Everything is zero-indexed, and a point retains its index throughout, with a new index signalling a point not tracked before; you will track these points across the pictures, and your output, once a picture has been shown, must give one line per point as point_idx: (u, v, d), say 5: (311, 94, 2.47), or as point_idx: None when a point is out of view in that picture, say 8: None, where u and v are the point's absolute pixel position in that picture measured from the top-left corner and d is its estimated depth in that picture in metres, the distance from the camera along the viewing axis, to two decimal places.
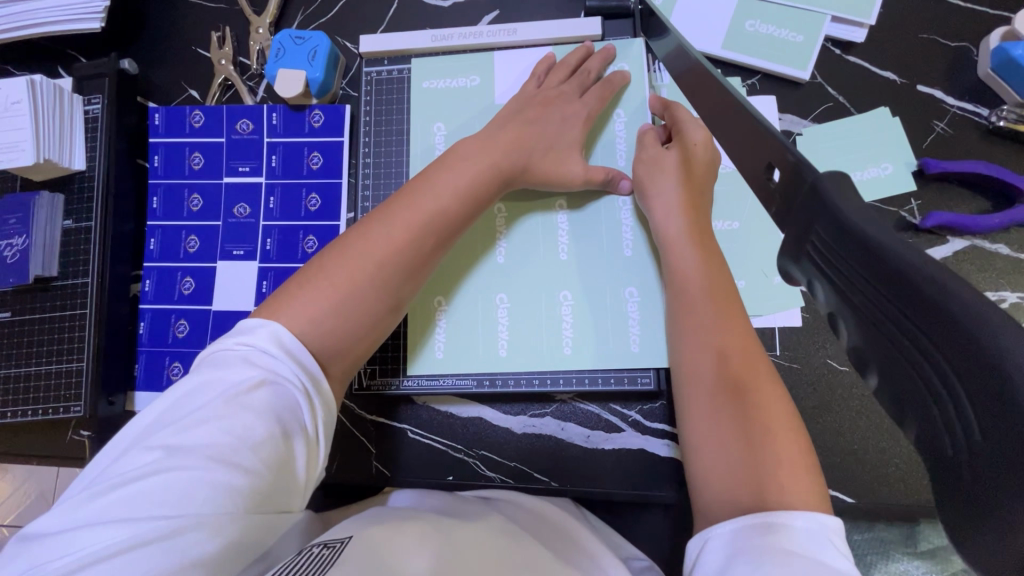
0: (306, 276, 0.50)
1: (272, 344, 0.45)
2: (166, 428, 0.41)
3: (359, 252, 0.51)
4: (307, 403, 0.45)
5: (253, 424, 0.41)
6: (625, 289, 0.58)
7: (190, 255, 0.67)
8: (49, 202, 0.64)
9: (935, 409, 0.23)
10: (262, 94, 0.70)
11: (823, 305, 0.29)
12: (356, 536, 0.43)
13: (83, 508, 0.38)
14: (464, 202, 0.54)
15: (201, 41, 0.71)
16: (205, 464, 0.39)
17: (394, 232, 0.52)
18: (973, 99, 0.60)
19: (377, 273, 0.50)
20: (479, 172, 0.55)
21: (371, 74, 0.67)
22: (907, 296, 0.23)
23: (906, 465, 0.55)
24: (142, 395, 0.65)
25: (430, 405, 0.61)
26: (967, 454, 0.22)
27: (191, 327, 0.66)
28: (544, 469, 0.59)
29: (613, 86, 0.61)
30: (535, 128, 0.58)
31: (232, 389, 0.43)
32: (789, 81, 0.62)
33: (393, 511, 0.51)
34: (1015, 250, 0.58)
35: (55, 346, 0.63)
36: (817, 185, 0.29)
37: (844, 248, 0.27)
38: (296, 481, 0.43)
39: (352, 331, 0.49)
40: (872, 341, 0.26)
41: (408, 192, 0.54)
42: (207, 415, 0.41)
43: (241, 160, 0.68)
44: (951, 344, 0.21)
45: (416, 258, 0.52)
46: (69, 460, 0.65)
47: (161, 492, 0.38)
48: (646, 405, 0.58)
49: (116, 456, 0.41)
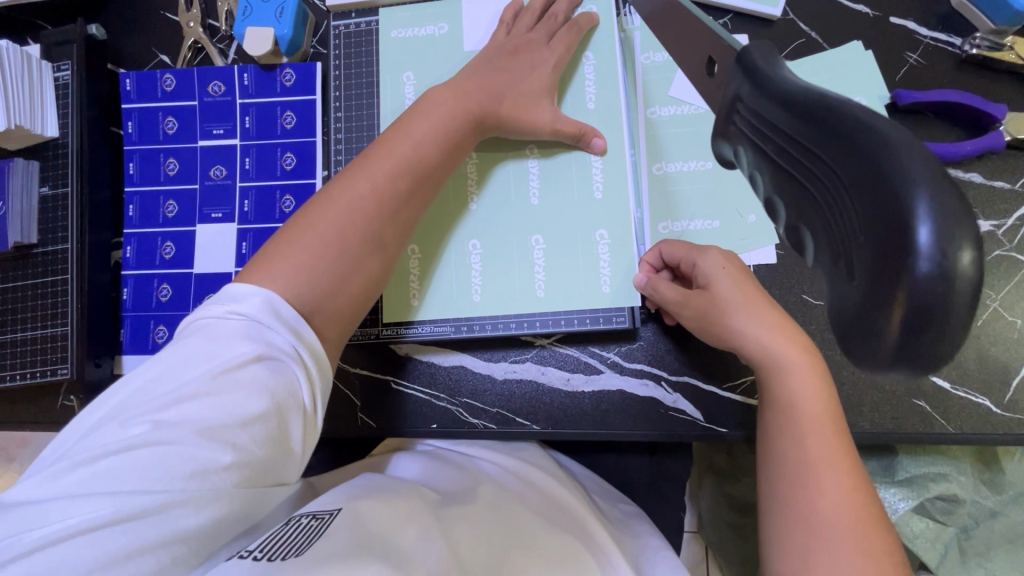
0: (288, 235, 0.50)
1: (268, 315, 0.45)
2: (153, 401, 0.41)
3: (339, 203, 0.51)
4: (304, 379, 0.45)
5: (245, 400, 0.41)
6: (596, 232, 0.59)
7: (169, 220, 0.67)
8: (24, 168, 0.64)
9: (831, 243, 0.22)
10: (233, 56, 0.69)
11: (747, 168, 0.28)
12: (344, 508, 0.47)
13: (61, 478, 0.37)
14: (440, 153, 0.54)
15: (167, 4, 0.70)
16: (195, 442, 0.39)
17: (372, 182, 0.52)
18: (946, 29, 0.60)
19: (363, 224, 0.51)
20: (454, 121, 0.55)
21: (339, 28, 0.66)
22: (823, 135, 0.22)
23: (882, 395, 0.55)
24: (129, 358, 0.66)
25: (410, 355, 0.61)
26: (845, 275, 0.21)
27: (174, 291, 0.66)
28: (526, 414, 0.59)
29: (580, 29, 0.60)
30: (504, 74, 0.58)
31: (223, 364, 0.42)
32: (760, 19, 0.62)
33: (381, 480, 0.55)
34: (989, 178, 0.58)
35: (40, 312, 0.64)
36: (751, 63, 0.28)
37: (768, 102, 0.26)
38: (288, 455, 0.44)
39: (350, 285, 0.51)
40: (782, 184, 0.25)
41: (384, 143, 0.54)
42: (196, 389, 0.41)
43: (215, 123, 0.68)
44: (855, 170, 0.20)
45: (395, 206, 0.53)
46: (61, 425, 0.66)
47: (147, 465, 0.38)
48: (624, 346, 0.59)
49: (98, 425, 0.40)
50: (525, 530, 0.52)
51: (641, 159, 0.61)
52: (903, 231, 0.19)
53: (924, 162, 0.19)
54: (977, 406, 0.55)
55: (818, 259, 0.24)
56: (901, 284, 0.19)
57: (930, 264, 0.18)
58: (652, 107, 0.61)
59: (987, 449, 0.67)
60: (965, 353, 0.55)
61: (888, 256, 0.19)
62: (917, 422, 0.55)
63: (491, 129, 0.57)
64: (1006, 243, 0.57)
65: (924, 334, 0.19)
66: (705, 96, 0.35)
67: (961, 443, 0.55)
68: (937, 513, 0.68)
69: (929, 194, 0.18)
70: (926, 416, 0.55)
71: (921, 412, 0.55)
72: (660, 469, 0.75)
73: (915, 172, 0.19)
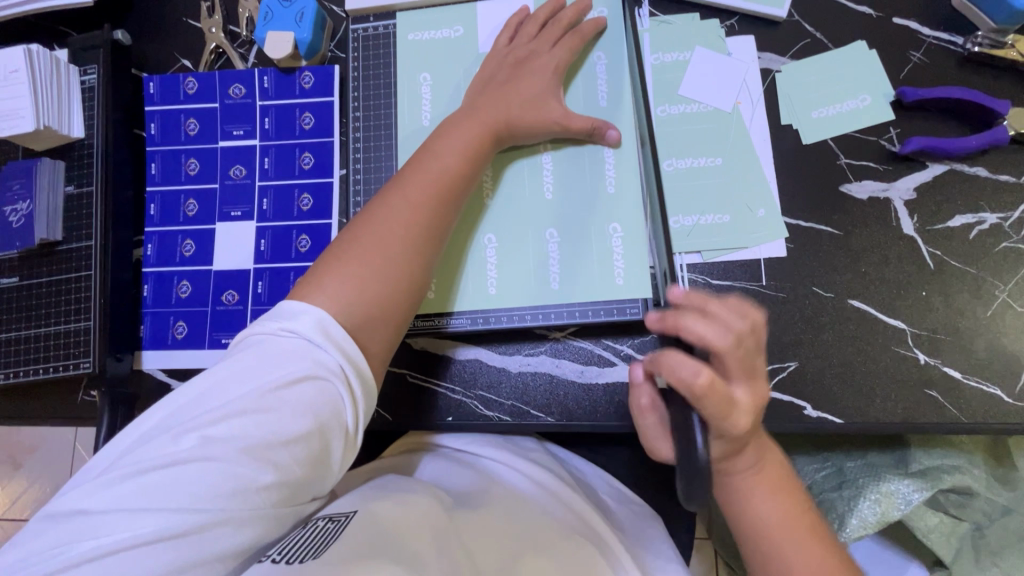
0: (335, 251, 0.52)
1: (317, 333, 0.46)
2: (200, 416, 0.42)
3: (383, 220, 0.53)
4: (350, 400, 0.46)
5: (289, 419, 0.42)
6: (609, 225, 0.60)
7: (190, 218, 0.69)
8: (50, 167, 0.66)
9: None
10: (253, 60, 0.71)
11: None
12: (360, 509, 0.48)
13: (109, 489, 0.39)
14: (469, 167, 0.56)
15: (190, 11, 0.72)
16: (243, 460, 0.40)
17: (413, 200, 0.54)
18: (948, 28, 0.61)
19: (405, 236, 0.53)
20: (481, 138, 0.57)
21: (357, 31, 0.68)
22: None
23: (893, 385, 0.56)
24: (149, 353, 0.67)
25: (427, 348, 0.62)
26: None
27: (194, 287, 0.68)
28: (540, 406, 0.60)
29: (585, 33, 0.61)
30: (518, 73, 0.60)
31: (272, 382, 0.43)
32: (767, 21, 0.63)
33: (395, 481, 0.56)
34: (994, 171, 0.59)
35: (62, 307, 0.65)
36: None
37: None
38: (326, 477, 0.45)
39: (394, 296, 0.52)
40: None
41: (423, 164, 0.56)
42: (245, 405, 0.42)
43: (235, 124, 0.69)
44: None
45: (432, 221, 0.54)
46: (82, 419, 0.67)
47: (193, 482, 0.39)
48: (637, 338, 0.60)
49: (147, 437, 0.41)
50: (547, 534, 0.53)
51: (652, 155, 0.62)
52: None
53: None
54: (988, 395, 0.55)
55: None
56: None
57: None
58: (662, 105, 0.62)
59: (999, 443, 0.68)
60: (974, 342, 0.56)
61: None
62: (928, 412, 0.55)
63: (510, 129, 0.58)
64: (1013, 235, 0.58)
65: None
66: None
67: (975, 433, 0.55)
68: (950, 507, 0.69)
69: None
70: (938, 404, 0.55)
71: (933, 402, 0.55)
72: None
73: None
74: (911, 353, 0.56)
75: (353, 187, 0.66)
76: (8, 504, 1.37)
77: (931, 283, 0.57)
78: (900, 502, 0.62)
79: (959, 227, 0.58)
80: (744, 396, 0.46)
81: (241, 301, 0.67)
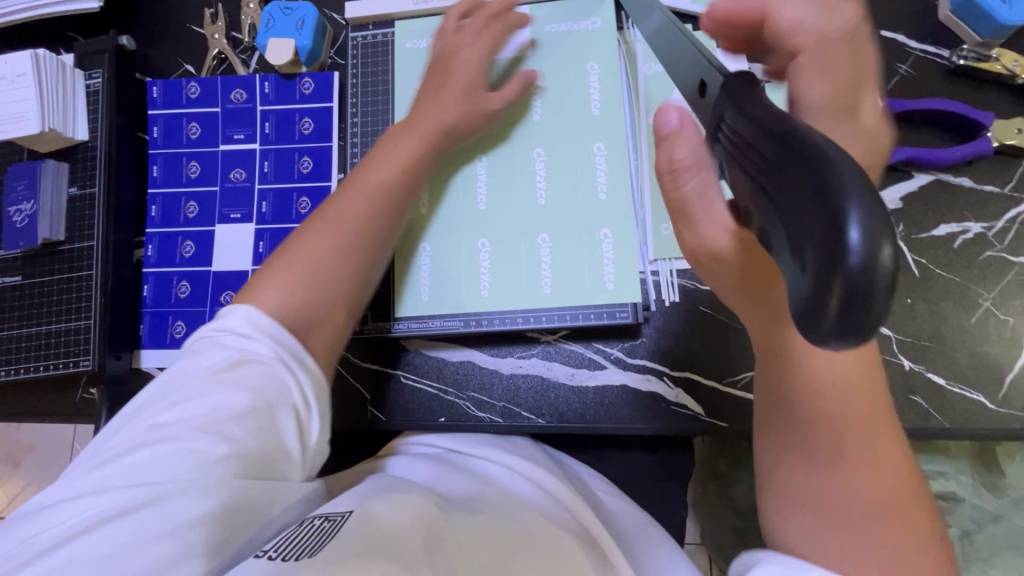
0: (266, 267, 0.52)
1: (249, 321, 0.47)
2: (150, 409, 0.44)
3: (316, 231, 0.53)
4: (294, 375, 0.47)
5: (233, 395, 0.43)
6: (601, 231, 0.61)
7: (190, 220, 0.70)
8: (55, 169, 0.67)
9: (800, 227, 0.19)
10: (254, 66, 0.73)
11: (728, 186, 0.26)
12: (356, 510, 0.48)
13: (71, 483, 0.40)
14: (404, 172, 0.57)
15: (194, 18, 0.74)
16: (196, 435, 0.42)
17: (347, 206, 0.54)
18: (933, 42, 0.63)
19: (337, 245, 0.53)
20: (416, 142, 0.58)
21: (357, 39, 0.70)
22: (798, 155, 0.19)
23: None
24: (148, 353, 0.68)
25: (421, 350, 0.63)
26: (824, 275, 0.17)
27: (193, 287, 0.69)
28: (531, 407, 0.61)
29: (510, 25, 0.63)
30: (448, 80, 0.60)
31: (214, 366, 0.45)
32: None
33: (392, 480, 0.56)
34: (979, 182, 0.60)
35: (64, 306, 0.67)
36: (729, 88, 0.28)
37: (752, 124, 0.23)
38: (281, 452, 0.45)
39: (327, 303, 0.51)
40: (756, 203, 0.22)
41: (363, 168, 0.57)
42: (188, 392, 0.44)
43: (236, 128, 0.71)
44: (801, 185, 0.19)
45: (367, 225, 0.54)
46: (81, 417, 0.68)
47: (143, 464, 0.40)
48: (627, 342, 0.61)
49: (107, 437, 0.43)
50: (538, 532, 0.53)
51: (644, 162, 0.63)
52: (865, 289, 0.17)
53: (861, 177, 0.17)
54: (972, 401, 0.56)
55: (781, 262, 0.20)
56: (834, 276, 0.17)
57: (859, 256, 0.16)
58: (654, 114, 0.63)
59: (986, 449, 0.68)
60: (959, 349, 0.57)
61: (821, 233, 0.17)
62: (912, 417, 0.56)
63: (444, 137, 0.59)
64: (997, 244, 0.59)
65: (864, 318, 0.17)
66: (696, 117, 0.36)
67: (958, 438, 0.56)
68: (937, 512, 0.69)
69: (860, 205, 0.17)
70: (923, 410, 0.56)
71: (918, 407, 0.56)
72: (665, 467, 0.75)
73: (849, 189, 0.17)
74: (896, 359, 0.57)
75: None
76: (6, 501, 1.38)
77: (916, 291, 0.58)
78: None
79: (944, 236, 0.59)
80: (867, 114, 0.36)
81: None
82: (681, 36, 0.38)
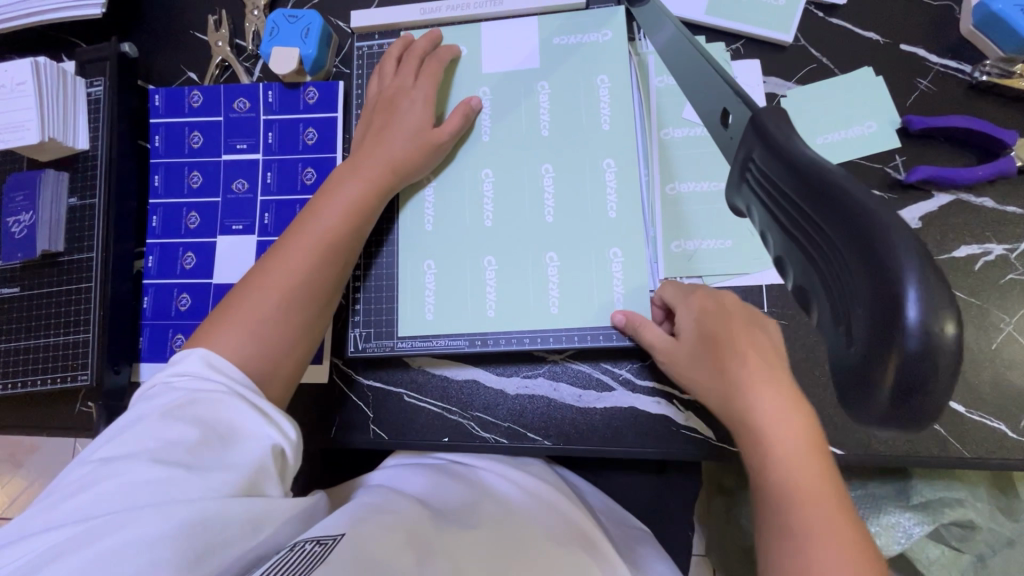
0: (211, 322, 0.51)
1: (202, 362, 0.47)
2: (106, 444, 0.43)
3: (262, 280, 0.52)
4: (246, 403, 0.46)
5: (184, 427, 0.43)
6: (611, 249, 0.60)
7: (191, 231, 0.69)
8: (55, 179, 0.66)
9: (842, 284, 0.21)
10: (258, 74, 0.71)
11: (758, 227, 0.27)
12: (348, 534, 0.46)
13: (31, 519, 0.41)
14: (352, 218, 0.56)
15: (197, 25, 0.72)
16: (151, 467, 0.41)
17: (293, 253, 0.53)
18: (955, 57, 0.61)
19: (281, 295, 0.52)
20: (363, 187, 0.57)
21: (362, 48, 0.69)
22: (833, 208, 0.21)
23: None
24: (147, 366, 0.67)
25: (425, 368, 0.62)
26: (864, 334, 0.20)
27: (194, 300, 0.68)
28: (537, 428, 0.59)
29: (441, 59, 0.63)
30: (393, 119, 0.60)
31: (165, 401, 0.45)
32: (772, 44, 0.63)
33: (386, 498, 0.55)
34: (1001, 202, 0.58)
35: (62, 318, 0.65)
36: (755, 120, 0.26)
37: (785, 168, 0.24)
38: (235, 480, 0.43)
39: (278, 353, 0.51)
40: (794, 253, 0.24)
41: (310, 210, 0.56)
42: (142, 426, 0.43)
43: (239, 138, 0.70)
44: (847, 238, 0.20)
45: (317, 270, 0.54)
46: (78, 430, 0.67)
47: (95, 499, 0.40)
48: (636, 363, 0.60)
49: (67, 474, 0.43)
50: (533, 554, 0.52)
51: (655, 177, 0.61)
52: (923, 359, 0.18)
53: (908, 234, 0.19)
54: (992, 430, 0.54)
55: (822, 322, 0.22)
56: (892, 351, 0.19)
57: (918, 339, 0.18)
58: (666, 129, 0.62)
59: (1002, 475, 0.67)
60: (979, 376, 0.55)
61: (878, 299, 0.19)
62: (929, 445, 0.55)
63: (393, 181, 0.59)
64: (1019, 267, 0.57)
65: (920, 393, 0.19)
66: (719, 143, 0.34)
67: (977, 468, 0.54)
68: (951, 539, 0.67)
69: (918, 275, 0.18)
70: (941, 439, 0.54)
71: (936, 435, 0.55)
72: (672, 487, 0.73)
73: (903, 251, 0.18)
74: None
75: None
76: (7, 503, 1.37)
77: None
78: (901, 535, 0.65)
79: (964, 258, 0.57)
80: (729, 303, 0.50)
81: None
82: (695, 50, 0.36)
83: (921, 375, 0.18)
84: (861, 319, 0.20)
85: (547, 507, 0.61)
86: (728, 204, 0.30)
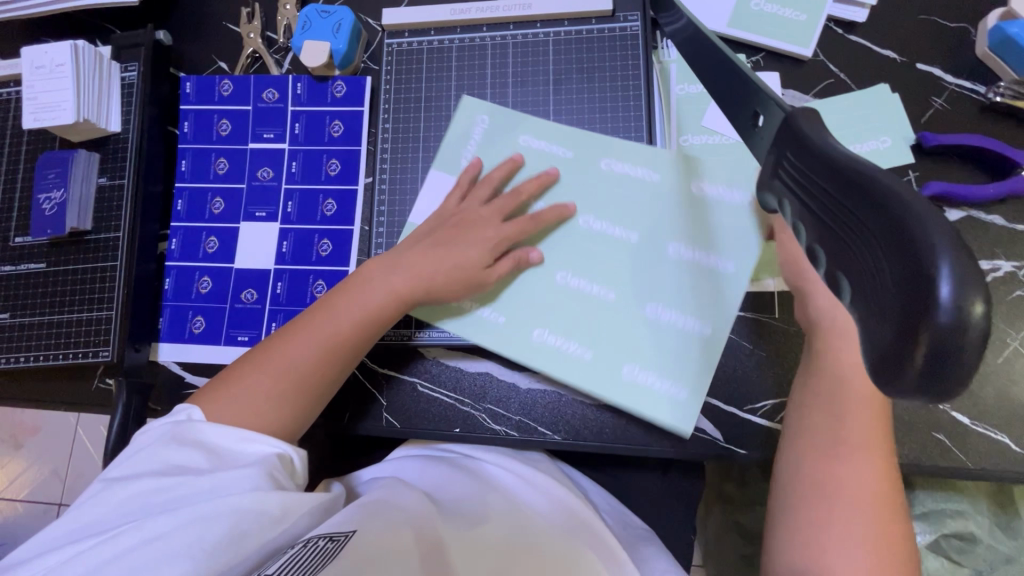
0: (215, 387, 0.54)
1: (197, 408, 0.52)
2: (116, 467, 0.49)
3: (264, 366, 0.54)
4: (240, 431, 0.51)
5: (185, 453, 0.48)
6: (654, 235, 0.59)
7: (215, 216, 0.71)
8: (86, 159, 0.68)
9: (873, 269, 0.22)
10: (287, 66, 0.73)
11: (791, 223, 0.29)
12: (359, 531, 0.47)
13: (51, 532, 0.45)
14: (362, 330, 0.57)
15: (231, 16, 0.74)
16: (157, 480, 0.46)
17: (299, 350, 0.55)
18: (970, 77, 0.63)
19: (271, 393, 0.53)
20: (378, 300, 0.57)
21: (392, 45, 0.71)
22: (869, 200, 0.22)
23: (902, 425, 0.56)
24: (167, 345, 0.68)
25: (440, 360, 0.63)
26: (897, 308, 0.21)
27: (215, 283, 0.69)
28: (547, 424, 0.61)
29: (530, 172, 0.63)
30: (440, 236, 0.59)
31: (167, 431, 0.50)
32: (792, 58, 0.65)
33: (391, 488, 0.56)
34: (1011, 220, 0.59)
35: (87, 295, 0.67)
36: (791, 120, 0.29)
37: (817, 165, 0.26)
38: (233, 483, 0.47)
39: None
40: (828, 239, 0.25)
41: (333, 300, 0.57)
42: (146, 450, 0.49)
43: (266, 127, 0.71)
44: (883, 223, 0.22)
45: (307, 375, 0.55)
46: (96, 405, 0.68)
47: (109, 513, 0.45)
48: None
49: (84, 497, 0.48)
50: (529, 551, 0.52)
51: None
52: (954, 332, 0.19)
53: (941, 219, 0.20)
54: (997, 443, 0.55)
55: (855, 308, 0.24)
56: (924, 327, 0.20)
57: (950, 314, 0.19)
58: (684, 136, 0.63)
59: (1003, 490, 0.68)
60: (984, 390, 0.56)
61: (913, 279, 0.20)
62: (934, 454, 0.56)
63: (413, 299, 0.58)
64: None
65: (950, 369, 0.20)
66: (751, 145, 0.35)
67: (979, 479, 0.55)
68: (952, 552, 0.68)
69: (953, 259, 0.19)
70: (945, 448, 0.55)
71: (941, 445, 0.56)
72: (675, 490, 0.74)
73: (939, 238, 0.20)
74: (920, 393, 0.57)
75: (378, 195, 0.68)
76: (6, 483, 1.39)
77: None
78: None
79: None
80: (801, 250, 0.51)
81: (259, 300, 0.68)
82: (724, 57, 0.38)
83: (956, 345, 0.19)
84: (891, 299, 0.21)
85: (554, 501, 0.61)
86: (760, 202, 0.32)
